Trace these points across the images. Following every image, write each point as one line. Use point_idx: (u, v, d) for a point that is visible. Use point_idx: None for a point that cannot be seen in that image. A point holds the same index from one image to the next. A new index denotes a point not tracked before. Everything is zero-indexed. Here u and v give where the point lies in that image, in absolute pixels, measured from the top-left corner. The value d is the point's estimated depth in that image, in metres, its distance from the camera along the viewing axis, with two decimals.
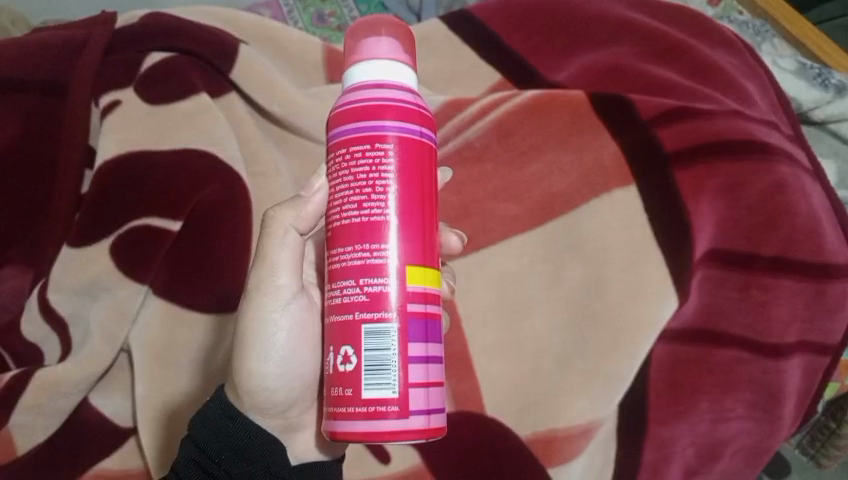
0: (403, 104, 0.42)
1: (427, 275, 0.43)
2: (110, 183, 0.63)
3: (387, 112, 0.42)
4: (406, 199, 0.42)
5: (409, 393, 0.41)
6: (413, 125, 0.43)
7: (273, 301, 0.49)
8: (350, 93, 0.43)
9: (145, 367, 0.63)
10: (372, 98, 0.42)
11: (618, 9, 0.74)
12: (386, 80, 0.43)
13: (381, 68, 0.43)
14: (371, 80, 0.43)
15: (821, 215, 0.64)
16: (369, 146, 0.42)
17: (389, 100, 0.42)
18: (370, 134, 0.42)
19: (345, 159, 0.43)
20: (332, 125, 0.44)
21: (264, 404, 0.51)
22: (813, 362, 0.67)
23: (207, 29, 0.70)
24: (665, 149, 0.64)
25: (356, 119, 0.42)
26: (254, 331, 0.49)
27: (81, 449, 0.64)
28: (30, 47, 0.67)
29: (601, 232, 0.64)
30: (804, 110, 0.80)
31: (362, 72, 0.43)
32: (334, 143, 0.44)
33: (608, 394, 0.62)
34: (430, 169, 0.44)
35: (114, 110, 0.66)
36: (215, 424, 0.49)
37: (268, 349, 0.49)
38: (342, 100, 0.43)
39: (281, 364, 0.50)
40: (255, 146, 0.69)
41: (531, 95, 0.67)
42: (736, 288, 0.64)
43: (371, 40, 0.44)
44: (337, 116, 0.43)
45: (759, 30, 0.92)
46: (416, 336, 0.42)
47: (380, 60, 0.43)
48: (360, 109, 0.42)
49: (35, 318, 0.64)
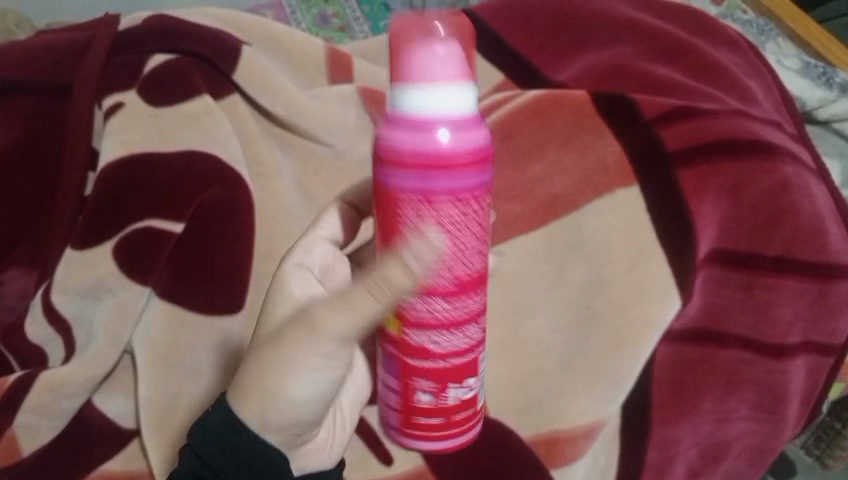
0: (469, 144, 0.42)
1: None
2: (113, 185, 0.63)
3: (459, 157, 0.42)
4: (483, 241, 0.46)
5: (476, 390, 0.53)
6: (480, 165, 0.43)
7: (332, 343, 0.46)
8: (414, 127, 0.42)
9: (148, 368, 0.63)
10: (441, 139, 0.41)
11: (621, 9, 0.75)
12: (448, 115, 0.42)
13: (443, 102, 0.42)
14: (433, 116, 0.42)
15: (825, 214, 0.64)
16: (445, 197, 0.42)
17: (483, 140, 0.43)
18: (435, 182, 0.42)
19: (460, 206, 0.43)
20: (434, 167, 0.41)
21: (283, 429, 0.48)
22: (817, 362, 0.67)
23: (209, 31, 0.70)
24: (667, 148, 0.63)
25: (424, 165, 0.41)
26: (300, 361, 0.46)
27: (85, 450, 0.64)
28: (34, 51, 0.68)
29: (604, 232, 0.64)
30: (809, 109, 0.80)
31: (452, 108, 0.42)
32: (442, 187, 0.42)
33: (612, 394, 0.61)
34: None
35: (117, 112, 0.66)
36: (221, 436, 0.47)
37: (308, 381, 0.47)
38: (404, 134, 0.42)
39: (316, 391, 0.48)
40: (258, 147, 0.68)
41: (531, 97, 0.69)
42: (739, 289, 0.64)
43: (431, 62, 0.42)
44: (398, 154, 0.42)
45: (762, 29, 0.91)
46: None
47: (439, 90, 0.42)
48: (430, 152, 0.41)
49: (38, 320, 0.64)
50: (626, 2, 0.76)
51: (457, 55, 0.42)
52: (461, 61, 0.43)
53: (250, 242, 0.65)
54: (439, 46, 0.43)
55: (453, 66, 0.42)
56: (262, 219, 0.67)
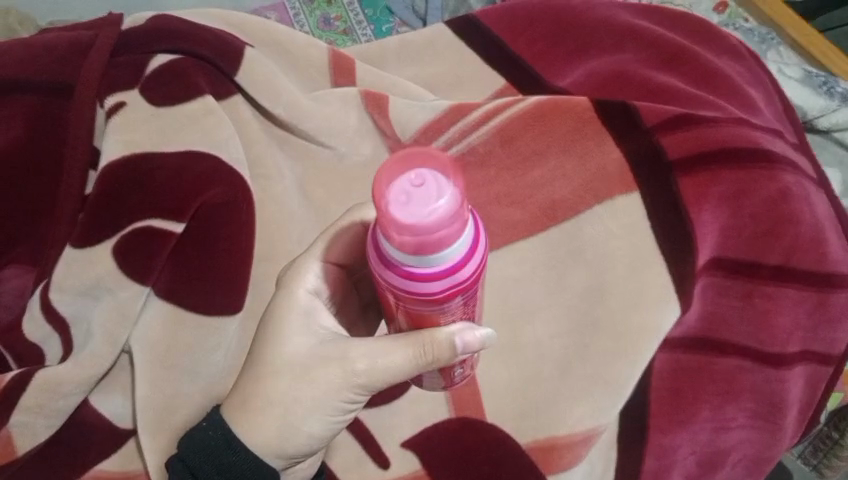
0: (482, 256, 0.44)
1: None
2: (115, 184, 0.64)
3: (477, 277, 0.44)
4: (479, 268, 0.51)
5: None
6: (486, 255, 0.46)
7: (362, 393, 0.53)
8: (441, 281, 0.42)
9: (146, 368, 0.63)
10: (468, 274, 0.43)
11: (622, 15, 0.75)
12: (465, 253, 0.42)
13: (461, 248, 0.42)
14: (457, 265, 0.42)
15: (825, 225, 0.64)
16: (469, 296, 0.47)
17: (483, 249, 0.44)
18: (462, 294, 0.45)
19: (469, 300, 0.47)
20: (450, 297, 0.44)
21: (290, 456, 0.55)
22: (816, 372, 0.67)
23: (212, 32, 0.70)
24: (668, 155, 0.63)
25: (452, 295, 0.44)
26: (327, 402, 0.53)
27: (82, 449, 0.64)
28: (37, 49, 0.68)
29: (604, 238, 0.64)
30: (809, 118, 0.80)
31: (461, 252, 0.42)
32: (455, 302, 0.46)
33: (610, 401, 0.61)
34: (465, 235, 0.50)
35: (118, 111, 0.66)
36: (215, 453, 0.53)
37: (330, 418, 0.54)
38: (435, 287, 0.43)
39: (333, 426, 0.55)
40: (260, 149, 0.69)
41: (533, 101, 0.68)
42: (738, 297, 0.64)
43: (442, 228, 0.40)
44: (431, 297, 0.44)
45: (764, 38, 0.92)
46: None
47: (455, 244, 0.41)
48: (460, 286, 0.44)
49: (36, 319, 0.64)
50: (628, 8, 0.76)
51: (455, 198, 0.40)
52: (459, 200, 0.40)
53: (249, 242, 0.65)
54: (441, 205, 0.40)
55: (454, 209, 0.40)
56: (263, 220, 0.67)
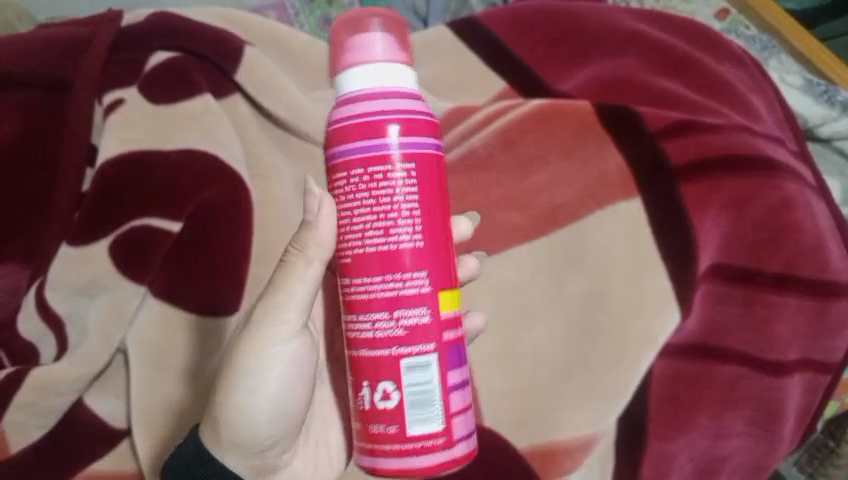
0: (412, 114, 0.44)
1: (455, 298, 0.47)
2: (113, 182, 0.63)
3: (389, 125, 0.43)
4: (441, 207, 0.45)
5: (452, 422, 0.45)
6: (425, 133, 0.44)
7: (274, 336, 0.48)
8: (352, 105, 0.44)
9: (143, 370, 0.62)
10: (387, 109, 0.43)
11: (626, 20, 0.74)
12: (387, 82, 0.44)
13: (384, 72, 0.44)
14: (377, 88, 0.44)
15: (826, 234, 0.64)
16: (386, 164, 0.44)
17: (409, 111, 0.44)
18: (381, 146, 0.43)
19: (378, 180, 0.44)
20: (355, 135, 0.44)
21: (242, 448, 0.50)
22: (815, 380, 0.67)
23: (210, 29, 0.69)
24: (670, 161, 0.63)
25: (363, 136, 0.44)
26: (247, 366, 0.49)
27: (74, 450, 0.64)
28: (36, 45, 0.67)
29: (606, 244, 0.64)
30: (810, 126, 0.79)
31: (373, 77, 0.44)
32: (363, 158, 0.44)
33: (607, 409, 0.62)
34: (441, 180, 0.46)
35: (117, 109, 0.66)
36: (185, 466, 0.50)
37: (261, 386, 0.49)
38: (348, 109, 0.44)
39: (271, 402, 0.50)
40: (260, 150, 0.68)
41: (536, 104, 0.67)
42: (740, 304, 0.64)
43: (360, 45, 0.44)
44: (343, 128, 0.44)
45: (766, 45, 0.93)
46: (453, 363, 0.46)
47: (380, 61, 0.44)
48: (371, 122, 0.43)
49: (31, 317, 0.64)
50: (632, 13, 0.76)
51: (381, 31, 0.44)
52: (388, 38, 0.45)
53: (246, 242, 0.65)
54: (377, 20, 0.45)
55: (382, 44, 0.44)
56: (262, 221, 0.66)
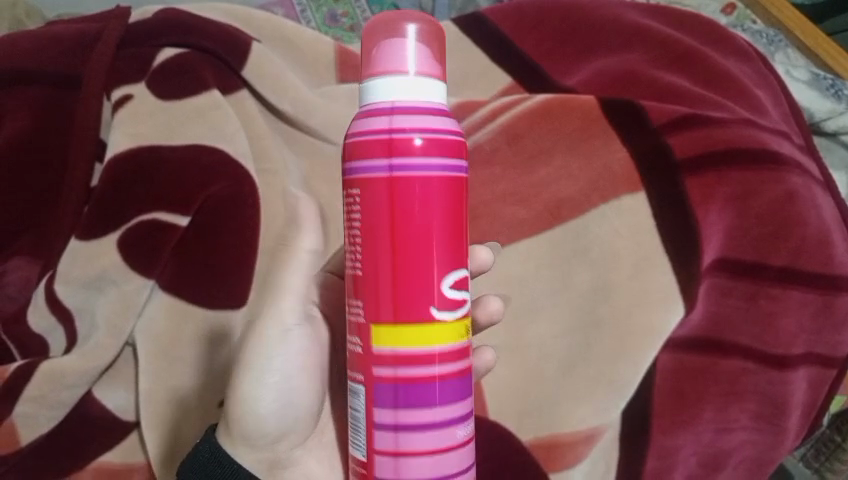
0: (439, 134, 0.39)
1: (412, 332, 0.40)
2: (121, 177, 0.63)
3: (412, 143, 0.38)
4: (447, 236, 0.40)
5: (375, 459, 0.41)
6: (451, 155, 0.39)
7: (279, 325, 0.49)
8: (377, 118, 0.39)
9: (152, 362, 0.63)
10: (414, 126, 0.38)
11: (631, 15, 0.74)
12: (419, 98, 0.39)
13: (415, 88, 0.39)
14: (406, 102, 0.39)
15: (832, 228, 0.64)
16: (400, 186, 0.39)
17: (436, 129, 0.39)
18: (401, 164, 0.38)
19: (386, 201, 0.39)
20: (376, 151, 0.39)
21: (252, 441, 0.50)
22: (820, 374, 0.67)
23: (218, 25, 0.70)
24: (675, 155, 0.63)
25: (384, 151, 0.39)
26: (254, 355, 0.49)
27: (84, 441, 0.65)
28: (45, 40, 0.68)
29: (609, 237, 0.64)
30: (816, 120, 0.80)
31: (402, 90, 0.39)
32: (380, 176, 0.39)
33: (614, 400, 0.62)
34: (459, 203, 0.40)
35: (125, 104, 0.66)
36: (202, 466, 0.49)
37: (269, 376, 0.49)
38: (372, 122, 0.39)
39: (278, 390, 0.50)
40: (265, 143, 0.68)
41: (541, 100, 0.67)
42: (744, 298, 0.64)
43: (395, 52, 0.39)
44: (364, 141, 0.39)
45: (771, 39, 0.92)
46: (383, 401, 0.40)
47: (412, 73, 0.39)
48: (394, 135, 0.38)
49: (41, 309, 0.64)
50: (637, 8, 0.76)
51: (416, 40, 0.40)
52: (423, 48, 0.40)
53: (252, 237, 0.65)
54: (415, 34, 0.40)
55: (416, 52, 0.40)
56: (270, 215, 0.67)
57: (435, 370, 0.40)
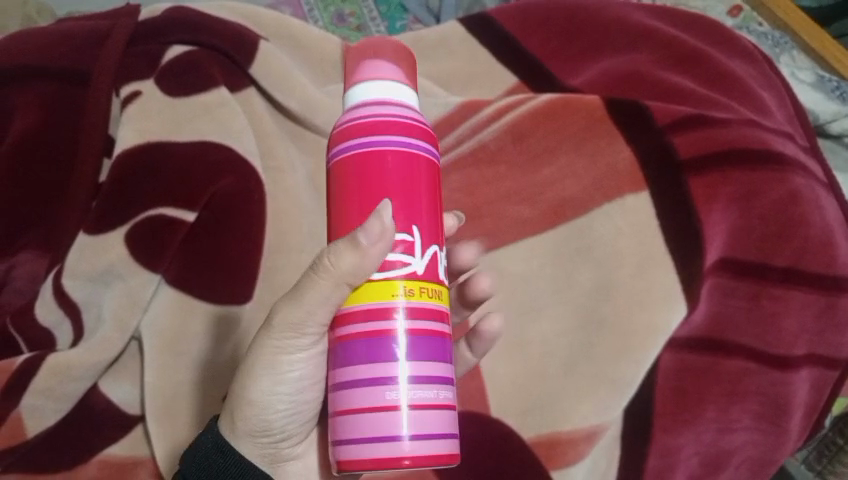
0: (402, 120, 0.44)
1: (372, 290, 0.43)
2: (128, 172, 0.64)
3: (370, 127, 0.43)
4: (406, 206, 0.43)
5: (337, 415, 0.43)
6: (414, 137, 0.44)
7: (296, 344, 0.46)
8: (346, 116, 0.45)
9: (156, 357, 0.63)
10: (375, 114, 0.44)
11: (636, 16, 0.75)
12: (387, 95, 0.45)
13: (385, 86, 0.45)
14: (377, 98, 0.45)
15: (835, 228, 0.64)
16: (361, 163, 0.43)
17: (394, 116, 0.44)
18: (364, 145, 0.43)
19: (351, 177, 0.43)
20: (344, 140, 0.44)
21: (254, 439, 0.50)
22: (822, 375, 0.67)
23: (226, 24, 0.70)
24: (680, 155, 0.63)
25: (349, 138, 0.44)
26: (265, 362, 0.47)
27: (89, 434, 0.65)
28: (56, 37, 0.69)
29: (613, 236, 0.64)
30: (821, 122, 0.80)
31: (368, 90, 0.45)
32: (346, 159, 0.44)
33: (617, 398, 0.62)
34: (420, 179, 0.44)
35: (134, 100, 0.67)
36: (203, 457, 0.49)
37: (279, 387, 0.49)
38: (342, 120, 0.45)
39: (285, 398, 0.49)
40: (272, 141, 0.69)
41: (546, 99, 0.67)
42: (745, 298, 0.64)
43: (363, 66, 0.46)
44: (336, 137, 0.45)
45: (778, 41, 0.92)
46: (346, 358, 0.43)
47: (378, 77, 0.45)
48: (357, 124, 0.44)
49: (48, 302, 0.65)
50: (643, 9, 0.76)
51: (382, 54, 0.46)
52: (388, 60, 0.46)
53: (258, 233, 0.66)
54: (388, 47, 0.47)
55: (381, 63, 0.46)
56: (275, 213, 0.67)
57: (406, 326, 0.42)
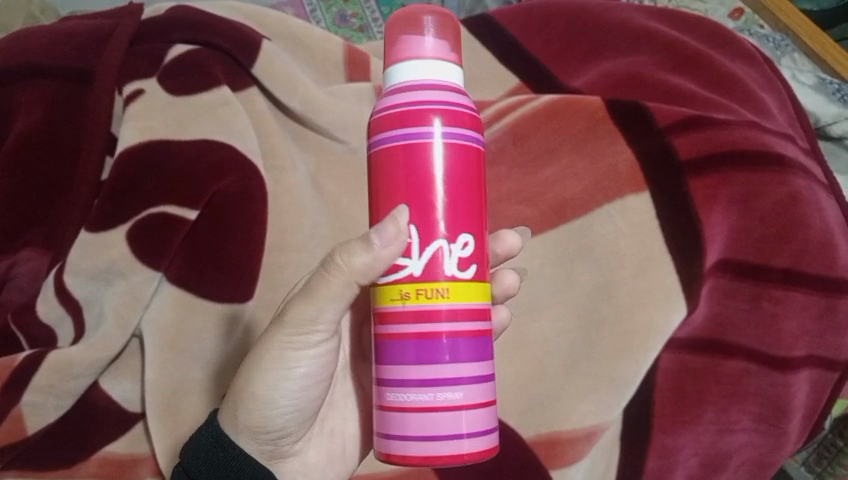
0: (452, 106, 0.46)
1: (423, 291, 0.45)
2: (130, 170, 0.64)
3: (427, 114, 0.45)
4: (456, 197, 0.46)
5: (390, 415, 0.45)
6: (463, 126, 0.46)
7: (306, 339, 0.48)
8: (397, 96, 0.46)
9: (158, 354, 0.63)
10: (428, 100, 0.45)
11: (638, 18, 0.75)
12: (435, 77, 0.47)
13: (434, 69, 0.47)
14: (426, 80, 0.46)
15: (835, 230, 0.64)
16: (417, 150, 0.45)
17: (446, 103, 0.46)
18: (419, 131, 0.45)
19: (404, 162, 0.45)
20: (397, 122, 0.46)
21: (255, 434, 0.50)
22: (821, 377, 0.67)
23: (228, 23, 0.70)
24: (680, 157, 0.64)
25: (404, 121, 0.45)
26: (272, 356, 0.48)
27: (89, 431, 0.66)
28: (59, 35, 0.69)
29: (614, 237, 0.64)
30: (822, 124, 0.80)
31: (418, 73, 0.47)
32: (398, 142, 0.46)
33: (615, 398, 0.62)
34: (470, 167, 0.47)
35: (137, 99, 0.67)
36: (204, 451, 0.50)
37: (284, 383, 0.49)
38: (393, 100, 0.46)
39: (290, 396, 0.50)
40: (274, 140, 0.69)
41: (547, 100, 0.67)
42: (746, 299, 0.64)
43: (414, 46, 0.47)
44: (387, 117, 0.46)
45: (779, 44, 0.93)
46: (399, 359, 0.45)
47: (430, 58, 0.47)
48: (413, 109, 0.45)
49: (50, 300, 0.65)
50: (645, 11, 0.76)
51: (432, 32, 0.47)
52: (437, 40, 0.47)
53: (260, 231, 0.66)
54: (431, 23, 0.48)
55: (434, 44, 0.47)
56: (276, 214, 0.67)
57: (452, 329, 0.45)
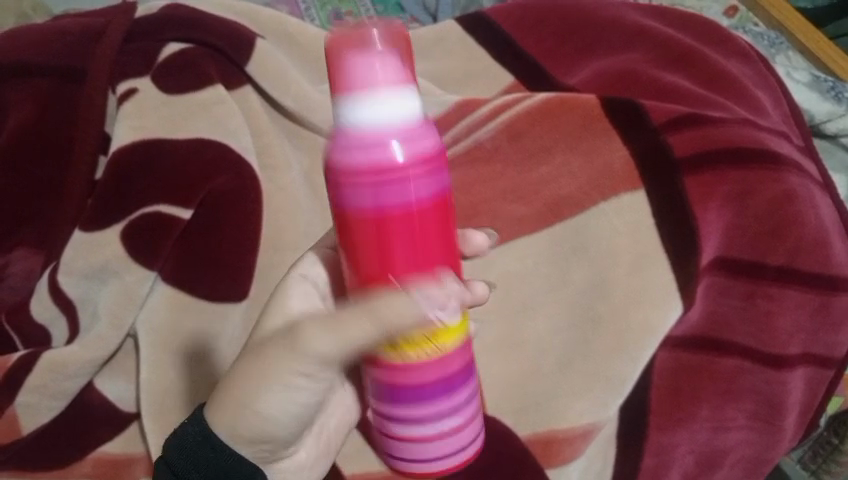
0: (421, 146, 0.41)
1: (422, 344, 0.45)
2: (125, 168, 0.64)
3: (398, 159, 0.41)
4: (436, 245, 0.44)
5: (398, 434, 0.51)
6: (435, 166, 0.42)
7: (312, 369, 0.46)
8: (355, 140, 0.40)
9: (152, 354, 0.63)
10: (393, 137, 0.40)
11: (631, 16, 0.75)
12: (394, 112, 0.40)
13: (391, 101, 0.40)
14: (385, 118, 0.40)
15: (829, 227, 0.64)
16: (395, 197, 0.41)
17: (410, 141, 0.41)
18: (389, 171, 0.40)
19: (377, 217, 0.42)
20: (361, 170, 0.41)
21: (251, 443, 0.49)
22: (816, 375, 0.67)
23: (222, 21, 0.70)
24: (676, 154, 0.63)
25: (373, 172, 0.41)
26: (276, 377, 0.46)
27: (82, 432, 0.65)
28: (52, 34, 0.69)
29: (610, 235, 0.64)
30: (816, 122, 0.80)
31: (373, 107, 0.40)
32: (368, 193, 0.41)
33: (611, 397, 0.62)
34: (446, 214, 0.44)
35: (131, 98, 0.67)
36: (188, 448, 0.48)
37: (286, 404, 0.48)
38: (353, 148, 0.41)
39: (288, 414, 0.49)
40: (267, 138, 0.69)
41: (541, 97, 0.67)
42: (741, 297, 0.64)
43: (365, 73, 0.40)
44: (349, 166, 0.41)
45: (774, 42, 0.92)
46: (402, 395, 0.48)
47: (384, 89, 0.40)
48: (382, 157, 0.40)
49: (43, 299, 0.65)
50: (638, 10, 0.77)
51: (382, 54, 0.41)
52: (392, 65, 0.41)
53: (257, 230, 0.66)
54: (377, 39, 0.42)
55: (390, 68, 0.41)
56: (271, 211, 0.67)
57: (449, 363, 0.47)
